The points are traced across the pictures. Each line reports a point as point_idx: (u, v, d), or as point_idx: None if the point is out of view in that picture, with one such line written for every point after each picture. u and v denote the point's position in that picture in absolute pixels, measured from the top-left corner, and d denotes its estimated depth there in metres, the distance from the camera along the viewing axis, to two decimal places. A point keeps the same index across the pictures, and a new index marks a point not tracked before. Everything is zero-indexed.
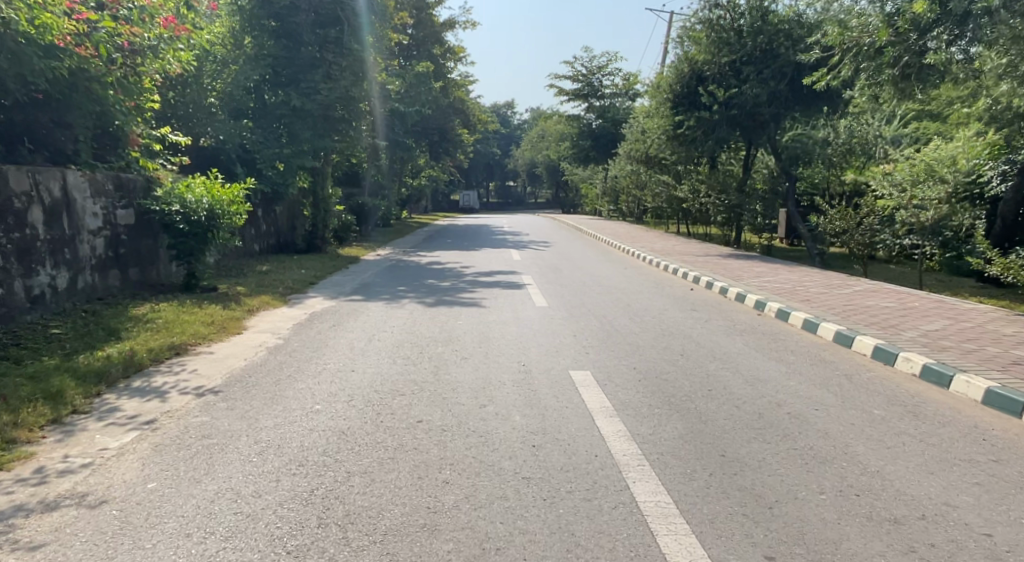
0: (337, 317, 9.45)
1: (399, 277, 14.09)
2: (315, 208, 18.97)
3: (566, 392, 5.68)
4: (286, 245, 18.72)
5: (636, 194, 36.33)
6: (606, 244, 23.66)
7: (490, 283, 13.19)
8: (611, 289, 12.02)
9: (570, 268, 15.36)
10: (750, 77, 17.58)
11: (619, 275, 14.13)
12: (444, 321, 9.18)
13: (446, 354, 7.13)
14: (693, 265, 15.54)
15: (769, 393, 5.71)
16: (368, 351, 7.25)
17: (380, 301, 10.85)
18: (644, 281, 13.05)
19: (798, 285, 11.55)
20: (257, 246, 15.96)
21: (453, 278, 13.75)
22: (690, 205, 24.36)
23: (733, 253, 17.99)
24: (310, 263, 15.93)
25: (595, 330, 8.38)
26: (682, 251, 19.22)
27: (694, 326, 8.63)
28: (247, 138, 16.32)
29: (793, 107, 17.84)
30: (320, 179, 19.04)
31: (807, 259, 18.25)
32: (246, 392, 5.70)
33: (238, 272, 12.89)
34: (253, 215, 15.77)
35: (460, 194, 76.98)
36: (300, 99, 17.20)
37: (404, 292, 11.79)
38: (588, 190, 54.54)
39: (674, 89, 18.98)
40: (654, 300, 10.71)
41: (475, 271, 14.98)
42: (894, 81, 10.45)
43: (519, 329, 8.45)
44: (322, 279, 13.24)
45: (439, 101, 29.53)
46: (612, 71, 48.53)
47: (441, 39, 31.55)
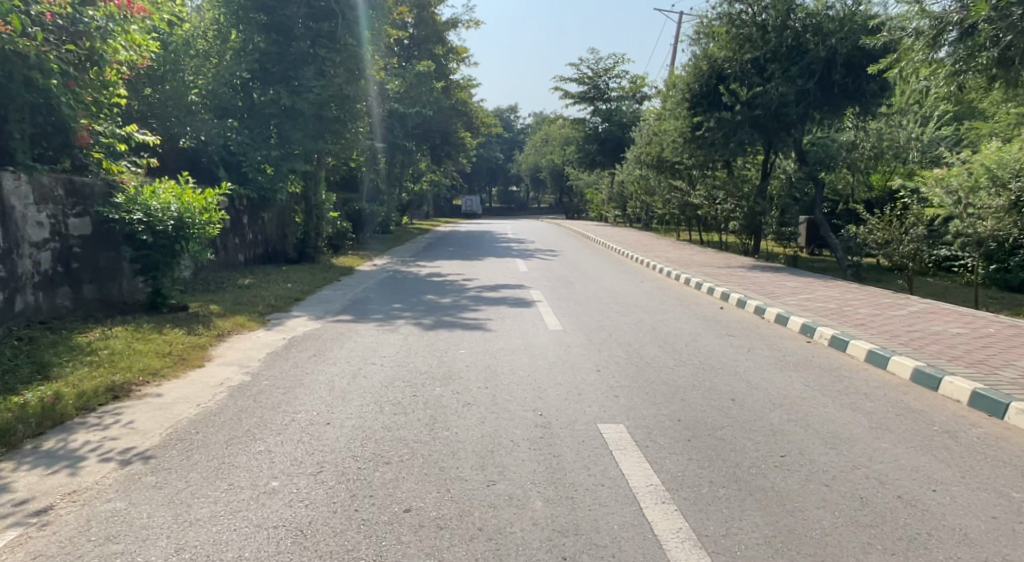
0: (320, 343, 8.18)
1: (397, 292, 12.86)
2: (307, 215, 17.71)
3: (599, 462, 4.38)
4: (276, 255, 17.45)
5: (645, 200, 35.07)
6: (617, 254, 22.35)
7: (495, 299, 11.92)
8: (633, 308, 10.69)
9: (583, 282, 14.07)
10: (775, 74, 16.30)
11: (638, 291, 12.82)
12: (443, 348, 7.89)
13: (444, 397, 5.85)
14: (716, 278, 14.24)
15: (863, 463, 4.40)
16: (350, 393, 5.97)
17: (372, 323, 9.60)
18: (666, 299, 11.73)
19: (843, 304, 10.24)
20: (241, 256, 14.69)
21: (454, 294, 12.50)
22: (706, 212, 23.03)
23: (757, 265, 16.69)
24: (300, 275, 14.65)
25: (622, 364, 7.06)
26: (701, 262, 17.90)
27: (738, 359, 7.31)
28: (232, 139, 15.06)
29: (822, 107, 16.54)
30: (313, 183, 17.78)
31: (836, 271, 16.94)
32: (186, 459, 4.39)
33: (217, 288, 11.63)
34: (236, 222, 14.51)
35: (462, 200, 75.83)
36: (290, 97, 15.99)
37: (399, 311, 10.49)
38: (593, 195, 53.30)
39: (692, 89, 17.70)
40: (683, 323, 9.39)
41: (479, 285, 13.69)
42: (995, 65, 8.72)
43: (532, 362, 7.15)
44: (310, 295, 11.96)
45: (440, 103, 28.29)
46: (619, 74, 47.34)
47: (443, 39, 30.41)
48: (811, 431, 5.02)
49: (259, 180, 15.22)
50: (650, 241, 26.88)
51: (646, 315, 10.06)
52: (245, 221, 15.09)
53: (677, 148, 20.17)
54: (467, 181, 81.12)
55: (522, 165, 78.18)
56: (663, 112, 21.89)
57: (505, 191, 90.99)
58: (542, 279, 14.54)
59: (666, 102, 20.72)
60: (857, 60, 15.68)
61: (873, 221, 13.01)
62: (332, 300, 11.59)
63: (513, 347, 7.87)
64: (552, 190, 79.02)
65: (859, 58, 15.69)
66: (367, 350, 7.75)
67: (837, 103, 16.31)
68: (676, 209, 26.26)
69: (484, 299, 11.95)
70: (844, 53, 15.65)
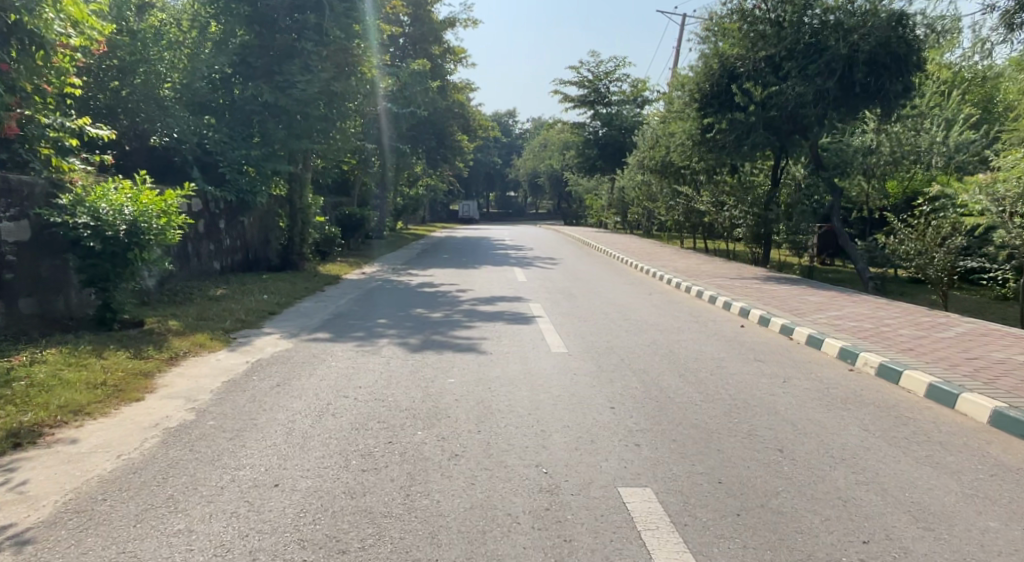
0: (288, 369, 7.08)
1: (384, 304, 11.78)
2: (292, 219, 16.62)
3: (625, 552, 3.28)
4: (258, 262, 16.35)
5: (647, 206, 34.11)
6: (621, 262, 21.27)
7: (491, 314, 10.82)
8: (643, 326, 9.59)
9: (587, 295, 12.98)
10: (791, 73, 15.30)
11: (646, 305, 11.73)
12: (429, 376, 6.78)
13: (425, 446, 4.75)
14: (730, 291, 13.18)
15: (976, 553, 3.30)
16: (312, 440, 4.88)
17: (352, 342, 8.50)
18: (679, 315, 10.64)
19: (879, 323, 9.18)
20: (216, 263, 13.58)
21: (446, 307, 11.40)
22: (714, 219, 21.95)
23: (771, 276, 15.63)
24: (281, 284, 13.54)
25: (639, 399, 5.97)
26: (711, 272, 16.82)
27: (775, 393, 6.22)
28: (209, 137, 13.96)
29: (842, 108, 15.47)
30: (297, 186, 16.67)
31: (856, 283, 15.88)
32: (73, 546, 3.28)
33: (183, 300, 10.51)
34: (211, 227, 13.40)
35: (459, 205, 74.79)
36: (273, 93, 14.91)
37: (384, 328, 9.40)
38: (592, 201, 52.32)
39: (702, 88, 16.68)
40: (703, 345, 8.30)
41: (474, 296, 12.62)
42: None
43: (533, 395, 6.05)
44: (287, 308, 10.85)
45: (437, 104, 27.27)
46: (619, 77, 46.46)
47: (439, 38, 29.48)
48: (892, 501, 3.91)
49: (238, 182, 14.13)
50: (653, 249, 25.82)
51: (659, 335, 8.97)
52: (223, 225, 13.98)
53: (686, 151, 19.12)
54: (464, 186, 80.15)
55: (520, 170, 77.25)
56: (671, 113, 20.84)
57: (503, 197, 90.03)
58: (542, 291, 13.46)
59: (674, 103, 19.68)
60: (880, 58, 14.68)
61: (903, 231, 11.97)
62: (312, 314, 10.50)
63: (511, 375, 6.77)
64: (550, 196, 78.09)
65: (882, 56, 14.68)
66: (341, 378, 6.65)
67: (857, 104, 15.30)
68: (681, 216, 25.18)
69: (479, 314, 10.85)
70: (867, 50, 14.62)
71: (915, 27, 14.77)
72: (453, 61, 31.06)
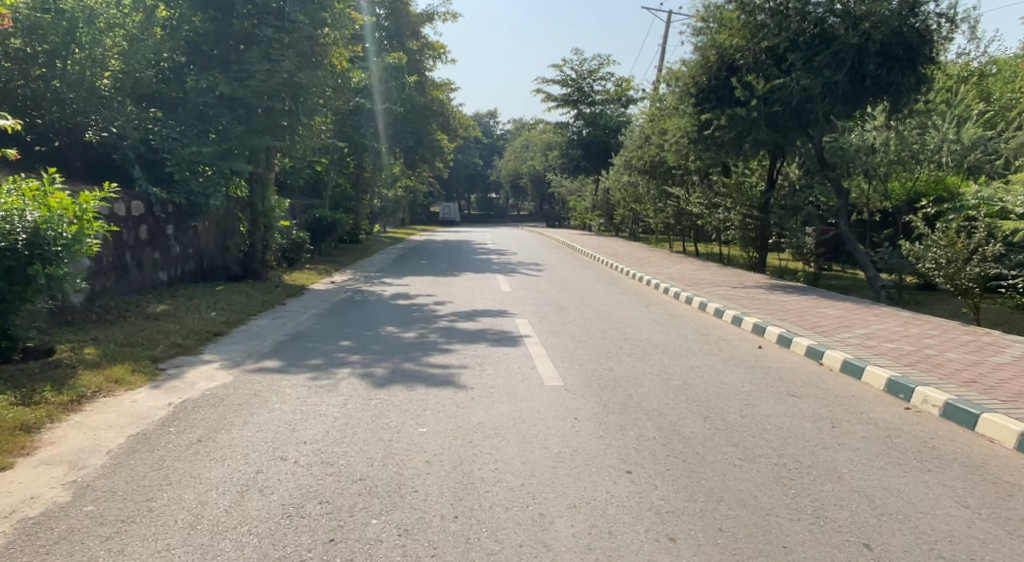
0: (219, 413, 5.69)
1: (351, 321, 10.39)
2: (253, 224, 15.12)
3: None
4: (214, 272, 14.83)
5: (634, 209, 32.97)
6: (611, 269, 20.06)
7: (472, 333, 9.47)
8: (647, 350, 8.31)
9: (581, 308, 11.69)
10: (796, 65, 14.18)
11: (646, 321, 10.47)
12: (394, 423, 5.42)
13: (379, 550, 3.38)
14: (737, 302, 11.94)
15: None
16: (221, 539, 3.50)
17: (306, 373, 7.10)
18: (685, 334, 9.38)
19: (919, 344, 7.97)
20: (162, 274, 12.08)
21: (421, 325, 10.02)
22: (708, 222, 20.82)
23: (775, 284, 14.46)
24: (236, 297, 12.04)
25: (661, 459, 4.66)
26: (709, 280, 15.63)
27: (829, 446, 4.93)
28: (154, 132, 12.47)
29: (851, 103, 14.30)
30: (260, 187, 15.18)
31: (866, 292, 14.73)
32: None
33: (113, 320, 9.04)
34: (156, 234, 11.88)
35: (440, 208, 73.34)
36: (229, 84, 13.43)
37: (347, 353, 8.01)
38: (576, 203, 51.15)
39: (699, 82, 15.58)
40: (722, 375, 7.03)
41: (453, 311, 11.26)
42: None
43: (526, 455, 4.70)
44: (238, 328, 9.40)
45: (414, 101, 25.89)
46: (603, 76, 45.32)
47: (416, 32, 28.36)
48: None
49: (188, 183, 12.65)
50: (642, 253, 24.63)
51: (669, 362, 7.69)
52: (171, 231, 12.49)
53: (682, 150, 17.96)
54: (444, 188, 78.70)
55: (502, 172, 75.92)
56: (665, 110, 19.68)
57: (484, 199, 88.70)
58: (531, 303, 12.16)
59: (668, 99, 18.53)
60: (892, 48, 13.56)
61: (930, 239, 10.85)
62: (264, 336, 9.07)
63: (497, 422, 5.44)
64: (532, 197, 76.85)
65: (895, 46, 13.56)
66: (281, 429, 5.26)
67: (867, 98, 14.19)
68: (673, 218, 24.05)
69: (458, 333, 9.49)
70: (879, 40, 13.50)
71: (929, 16, 13.66)
72: (431, 56, 29.71)
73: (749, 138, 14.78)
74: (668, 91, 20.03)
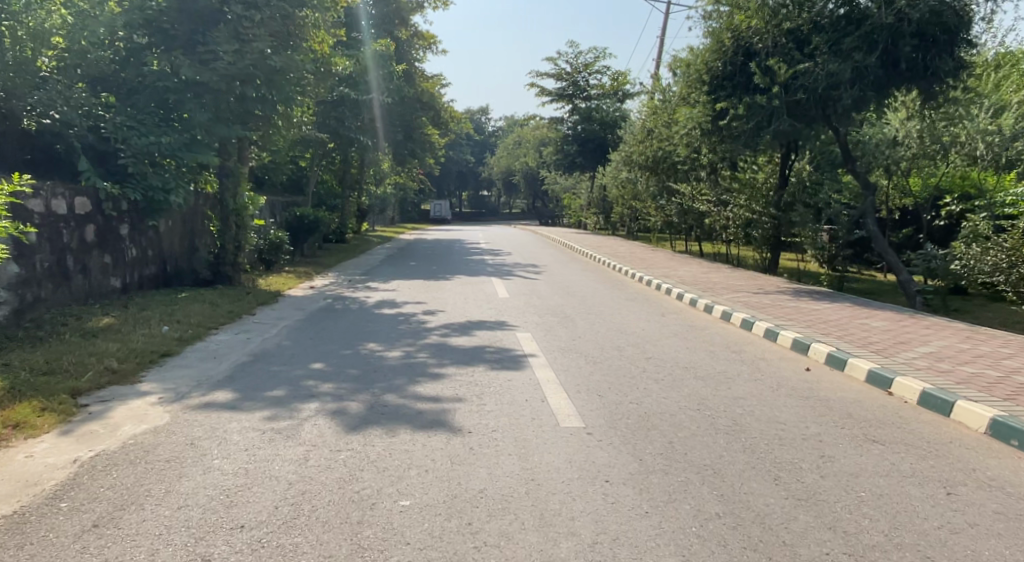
0: (137, 475, 4.28)
1: (327, 337, 9.02)
2: (224, 223, 13.68)
3: None
4: (180, 276, 13.37)
5: (633, 207, 31.71)
6: (614, 270, 18.77)
7: (465, 352, 8.10)
8: (676, 375, 6.99)
9: (590, 318, 10.39)
10: (821, 48, 12.91)
11: (667, 335, 9.15)
12: (365, 494, 4.03)
13: None
14: (766, 310, 10.62)
15: None
16: None
17: (262, 410, 5.70)
18: (714, 352, 8.09)
19: (1002, 367, 6.66)
20: (114, 281, 10.64)
21: (406, 342, 8.65)
22: (718, 221, 19.60)
23: (798, 288, 13.17)
24: (199, 305, 10.60)
25: (739, 557, 3.30)
26: (724, 283, 14.32)
27: (963, 531, 3.56)
28: (106, 119, 11.02)
29: (882, 90, 13.02)
30: (230, 181, 13.74)
31: (899, 298, 13.46)
32: None
33: (40, 338, 7.60)
34: (106, 234, 10.44)
35: (431, 206, 71.86)
36: (193, 67, 12.00)
37: (317, 382, 6.62)
38: (571, 201, 49.90)
39: (714, 68, 14.32)
40: (779, 413, 5.68)
41: (445, 323, 9.89)
42: None
43: (549, 552, 3.33)
44: (192, 347, 8.00)
45: (403, 92, 24.50)
46: (599, 70, 44.01)
47: (405, 20, 26.94)
48: None
49: (145, 177, 11.20)
50: (644, 253, 23.34)
51: (706, 392, 6.37)
52: (126, 232, 11.06)
53: (693, 144, 16.70)
54: (435, 185, 77.23)
55: (494, 169, 74.57)
56: (673, 101, 18.41)
57: (476, 196, 87.29)
58: (532, 312, 10.84)
59: (678, 88, 17.26)
60: (930, 29, 12.28)
61: None
62: (221, 357, 7.68)
63: (506, 492, 4.05)
64: (525, 195, 75.52)
65: (933, 27, 12.27)
66: (211, 505, 3.86)
67: (899, 85, 12.93)
68: (677, 216, 22.81)
69: (450, 351, 8.13)
70: (916, 20, 12.20)
71: None
72: (420, 46, 28.34)
73: (770, 128, 13.47)
74: (676, 81, 18.76)
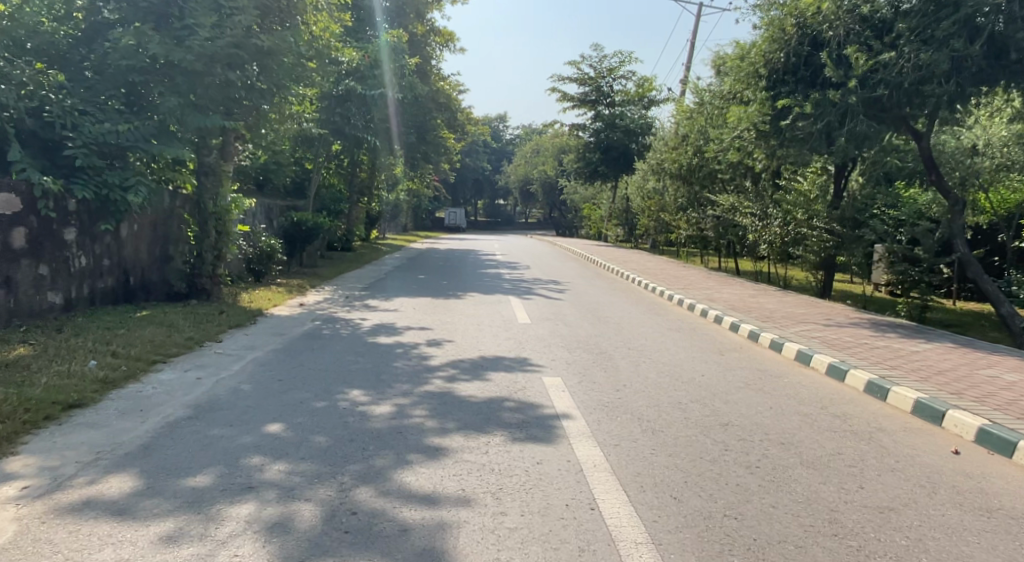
0: None
1: (300, 377, 7.05)
2: (204, 228, 11.93)
3: None
4: (148, 288, 11.53)
5: (660, 218, 29.66)
6: (647, 290, 16.74)
7: (477, 409, 6.05)
8: (773, 457, 4.96)
9: (631, 357, 8.40)
10: (907, 37, 10.83)
11: (735, 385, 7.14)
12: None
13: None
14: (851, 350, 8.55)
15: None
16: None
17: (161, 520, 3.69)
18: (807, 416, 6.05)
19: None
20: (53, 295, 8.81)
21: (400, 389, 6.63)
22: (762, 237, 17.55)
23: (876, 321, 11.01)
24: (155, 327, 8.72)
25: None
26: (781, 310, 12.26)
27: None
28: (53, 100, 9.18)
29: (979, 87, 10.87)
30: (209, 180, 11.92)
31: (998, 336, 11.28)
32: None
33: None
34: (44, 240, 8.63)
35: (445, 214, 70.25)
36: (165, 43, 10.18)
37: (263, 461, 4.64)
38: (592, 211, 47.98)
39: (774, 60, 12.35)
40: (969, 549, 3.60)
41: (453, 361, 7.88)
42: None
43: None
44: (117, 393, 6.06)
45: (417, 90, 22.71)
46: (623, 75, 42.13)
47: (421, 14, 25.21)
48: None
49: (98, 171, 9.36)
50: (675, 270, 21.32)
51: (831, 495, 4.31)
52: (73, 236, 9.23)
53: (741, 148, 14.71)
54: (450, 192, 75.58)
55: (511, 178, 72.80)
56: (718, 102, 16.49)
57: (492, 205, 85.57)
58: (560, 347, 8.85)
59: (725, 87, 15.29)
60: None
61: None
62: (148, 409, 5.73)
63: None
64: (542, 205, 73.70)
65: None
66: None
67: (1001, 81, 10.82)
68: (714, 231, 20.80)
69: (456, 407, 6.09)
70: None
71: None
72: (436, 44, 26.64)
73: (842, 130, 11.39)
74: (722, 80, 16.76)
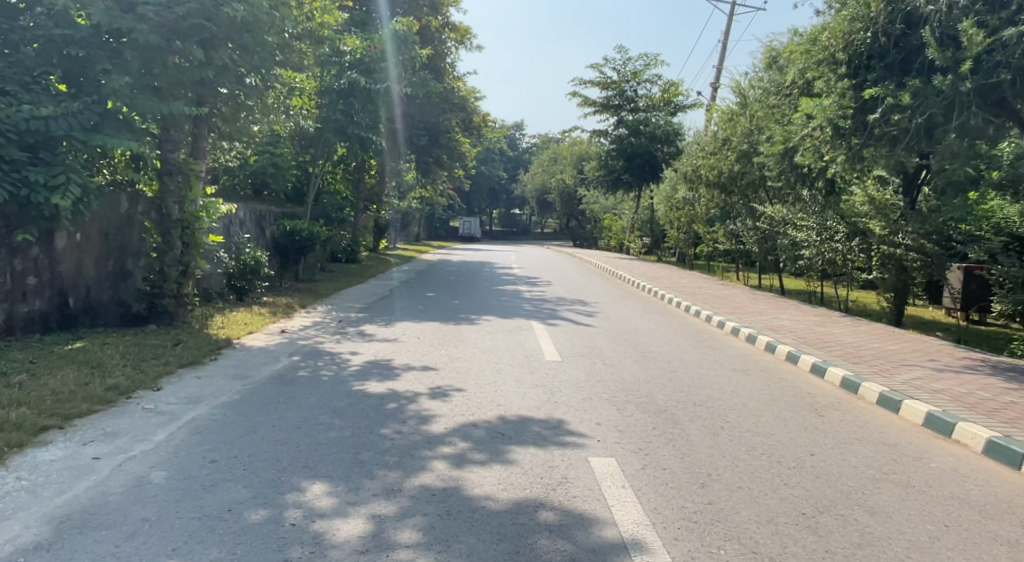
0: None
1: (245, 454, 4.96)
2: (166, 239, 9.95)
3: None
4: (97, 310, 9.59)
5: (692, 231, 27.41)
6: (688, 314, 14.54)
7: (496, 529, 3.86)
8: None
9: (701, 421, 6.24)
10: None
11: (865, 475, 4.94)
12: None
13: None
14: (1006, 414, 6.25)
15: None
16: None
17: None
18: (1016, 547, 3.83)
19: None
20: None
21: (383, 484, 4.48)
22: (820, 255, 15.32)
23: (998, 364, 8.71)
24: (76, 366, 6.74)
25: None
26: (868, 346, 9.99)
27: None
28: None
29: None
30: (174, 181, 9.92)
31: None
32: None
33: None
34: None
35: (460, 224, 68.30)
36: (111, 9, 8.28)
37: None
38: (614, 222, 45.74)
39: (859, 41, 10.16)
40: None
41: (462, 428, 5.73)
42: None
43: None
44: None
45: (428, 87, 20.74)
46: (649, 80, 40.06)
47: (434, 8, 23.35)
48: None
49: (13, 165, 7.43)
50: (715, 289, 19.10)
51: None
52: None
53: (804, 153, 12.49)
54: (465, 201, 73.76)
55: (528, 187, 70.81)
56: (776, 98, 14.34)
57: (507, 214, 83.62)
58: (605, 403, 6.72)
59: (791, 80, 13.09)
60: None
61: None
62: None
63: None
64: (559, 215, 71.62)
65: None
66: None
67: None
68: (759, 246, 18.59)
69: (466, 524, 3.92)
70: None
71: None
72: (452, 40, 24.81)
73: (949, 125, 9.15)
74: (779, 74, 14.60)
